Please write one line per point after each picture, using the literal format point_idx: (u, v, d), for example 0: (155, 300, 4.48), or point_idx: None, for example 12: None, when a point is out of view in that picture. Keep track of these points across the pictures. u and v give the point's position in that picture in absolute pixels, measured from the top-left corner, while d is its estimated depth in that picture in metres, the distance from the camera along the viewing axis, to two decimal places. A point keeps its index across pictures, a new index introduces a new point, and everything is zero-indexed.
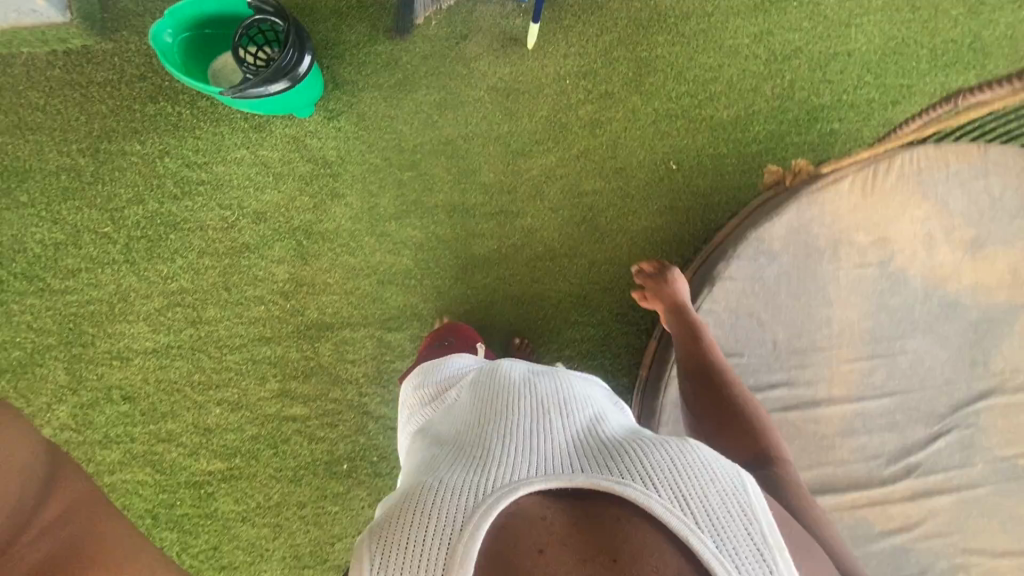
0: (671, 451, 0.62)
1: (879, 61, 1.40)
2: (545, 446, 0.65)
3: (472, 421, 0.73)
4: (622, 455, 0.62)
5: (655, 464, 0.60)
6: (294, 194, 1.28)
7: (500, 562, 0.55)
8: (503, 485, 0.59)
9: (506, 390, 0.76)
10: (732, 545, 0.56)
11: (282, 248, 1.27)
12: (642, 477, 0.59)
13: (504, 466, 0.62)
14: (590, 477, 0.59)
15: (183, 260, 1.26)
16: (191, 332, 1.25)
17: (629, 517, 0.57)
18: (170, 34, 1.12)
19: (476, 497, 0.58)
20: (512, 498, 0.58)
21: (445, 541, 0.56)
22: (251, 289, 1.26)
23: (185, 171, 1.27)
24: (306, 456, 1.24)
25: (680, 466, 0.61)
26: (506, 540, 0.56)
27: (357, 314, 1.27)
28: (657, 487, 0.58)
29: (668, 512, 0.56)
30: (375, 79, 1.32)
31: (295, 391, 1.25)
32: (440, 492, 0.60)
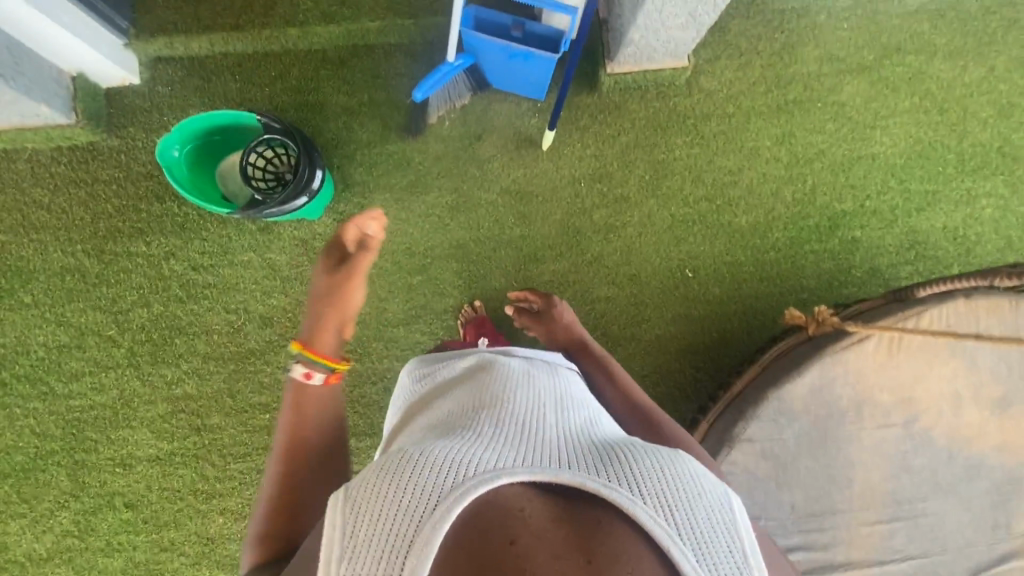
0: (662, 460, 0.58)
1: (905, 165, 1.36)
2: (533, 437, 0.60)
3: (462, 404, 0.68)
4: (613, 456, 0.58)
5: (644, 470, 0.56)
6: (301, 298, 1.26)
7: (471, 547, 0.50)
8: (482, 468, 0.54)
9: (503, 378, 0.72)
10: (714, 561, 0.51)
11: (288, 354, 1.25)
12: (630, 481, 0.54)
13: (490, 450, 0.57)
14: (577, 474, 0.55)
15: (187, 365, 1.24)
16: (195, 440, 1.23)
17: (613, 519, 0.52)
18: (177, 148, 1.09)
19: (454, 477, 0.53)
20: (493, 484, 0.53)
21: (417, 519, 0.51)
22: (256, 397, 1.24)
23: (190, 273, 1.25)
24: None
25: (670, 477, 0.56)
26: (478, 526, 0.51)
27: (363, 423, 1.25)
28: (643, 493, 0.53)
29: (650, 520, 0.52)
30: (386, 180, 1.29)
31: None
32: (418, 464, 0.55)
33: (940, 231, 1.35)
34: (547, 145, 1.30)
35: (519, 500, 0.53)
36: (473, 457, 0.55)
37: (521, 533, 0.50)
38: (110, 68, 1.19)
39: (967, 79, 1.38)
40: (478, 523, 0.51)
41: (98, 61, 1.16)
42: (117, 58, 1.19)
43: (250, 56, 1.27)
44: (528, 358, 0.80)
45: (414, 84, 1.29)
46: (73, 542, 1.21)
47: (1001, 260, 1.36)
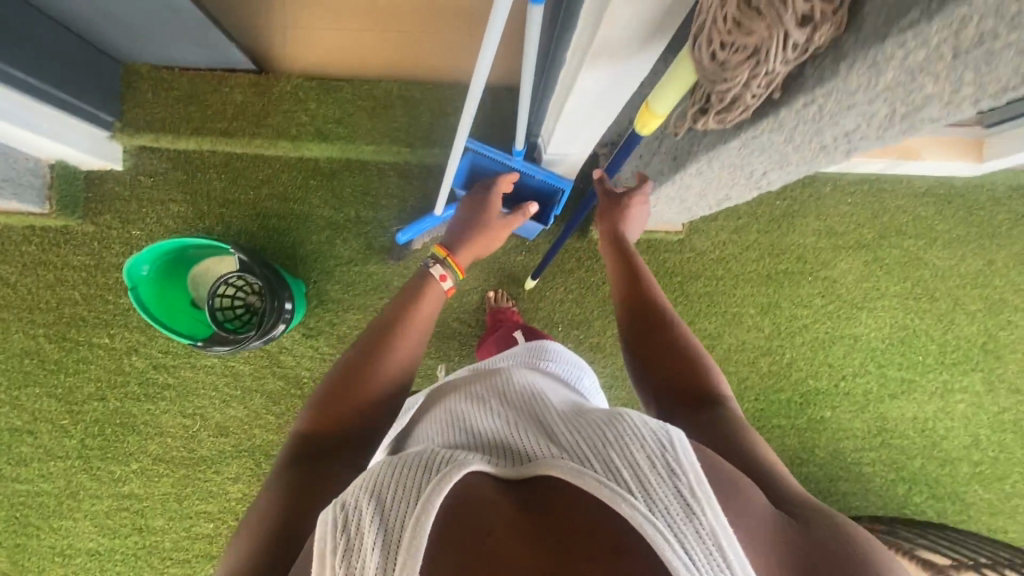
0: (605, 419, 0.55)
1: (885, 350, 1.34)
2: (501, 437, 0.58)
3: (430, 429, 0.67)
4: (573, 428, 0.55)
5: (589, 438, 0.53)
6: (260, 410, 1.24)
7: (438, 552, 0.46)
8: (448, 464, 0.52)
9: (466, 393, 0.70)
10: (668, 505, 0.47)
11: (239, 465, 1.24)
12: (579, 453, 0.51)
13: (441, 454, 0.54)
14: (526, 467, 0.52)
15: (138, 464, 1.23)
16: (136, 540, 1.22)
17: (564, 499, 0.49)
18: (147, 266, 1.06)
19: (405, 484, 0.51)
20: (452, 475, 0.51)
21: (392, 525, 0.48)
22: (202, 506, 1.23)
23: (151, 372, 1.23)
24: None
25: (612, 430, 0.53)
26: (440, 528, 0.47)
27: None
28: (598, 460, 0.50)
29: (598, 484, 0.48)
30: (362, 300, 1.26)
31: None
32: (368, 484, 0.52)
33: (909, 421, 1.35)
34: (529, 288, 1.28)
35: (483, 500, 0.50)
36: (440, 458, 0.53)
37: (491, 532, 0.47)
38: (89, 158, 1.15)
39: (963, 269, 1.35)
40: (446, 524, 0.48)
41: (76, 154, 1.13)
42: (96, 149, 1.15)
43: (238, 157, 1.23)
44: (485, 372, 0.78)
45: (402, 205, 1.25)
46: None
47: (965, 457, 1.35)
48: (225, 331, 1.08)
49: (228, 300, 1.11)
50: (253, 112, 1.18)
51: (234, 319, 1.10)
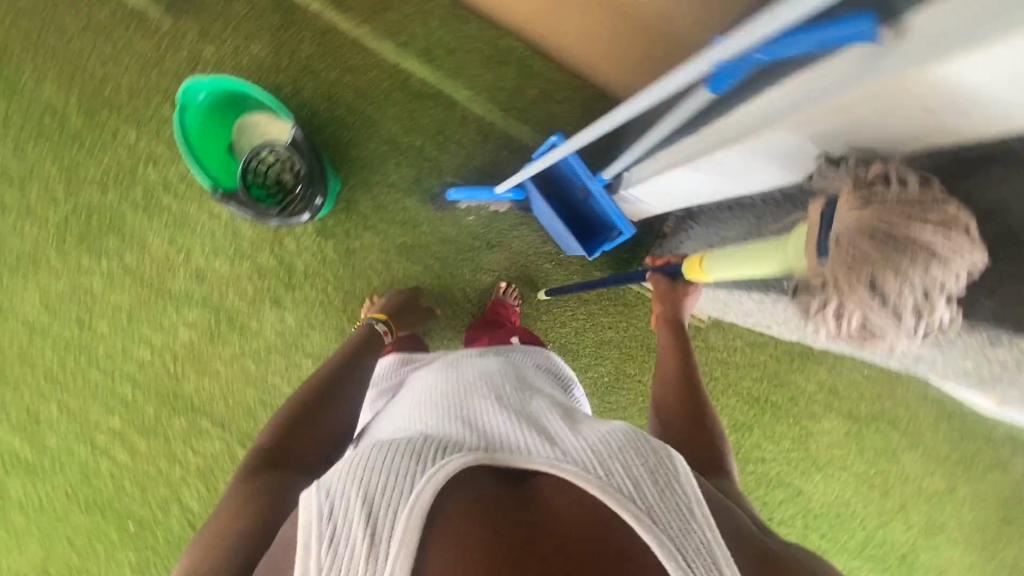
0: (603, 429, 0.55)
1: (818, 514, 1.37)
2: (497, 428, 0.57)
3: (426, 398, 0.66)
4: (576, 432, 0.55)
5: (587, 443, 0.53)
6: (241, 276, 1.22)
7: (436, 537, 0.46)
8: (441, 457, 0.50)
9: (464, 371, 0.70)
10: (662, 516, 0.48)
11: (199, 315, 1.23)
12: (577, 457, 0.51)
13: (437, 441, 0.53)
14: (525, 462, 0.52)
15: (107, 266, 1.21)
16: (73, 333, 1.22)
17: (562, 500, 0.49)
18: (205, 94, 1.05)
19: (403, 467, 0.49)
20: (450, 465, 0.50)
21: (383, 516, 0.46)
22: (148, 334, 1.22)
23: (160, 189, 1.20)
24: (103, 495, 1.25)
25: (612, 440, 0.53)
26: (436, 517, 0.47)
27: (223, 414, 1.24)
28: (603, 470, 0.50)
29: (598, 492, 0.49)
30: (385, 226, 1.23)
31: (129, 438, 1.24)
32: (364, 463, 0.51)
33: None
34: (540, 299, 1.26)
35: (478, 496, 0.49)
36: (432, 449, 0.52)
37: (496, 530, 0.47)
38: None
39: (925, 482, 1.37)
40: (445, 517, 0.47)
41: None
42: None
43: (337, 33, 1.17)
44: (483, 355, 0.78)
45: (467, 159, 1.21)
46: None
47: None
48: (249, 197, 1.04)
49: (265, 166, 1.08)
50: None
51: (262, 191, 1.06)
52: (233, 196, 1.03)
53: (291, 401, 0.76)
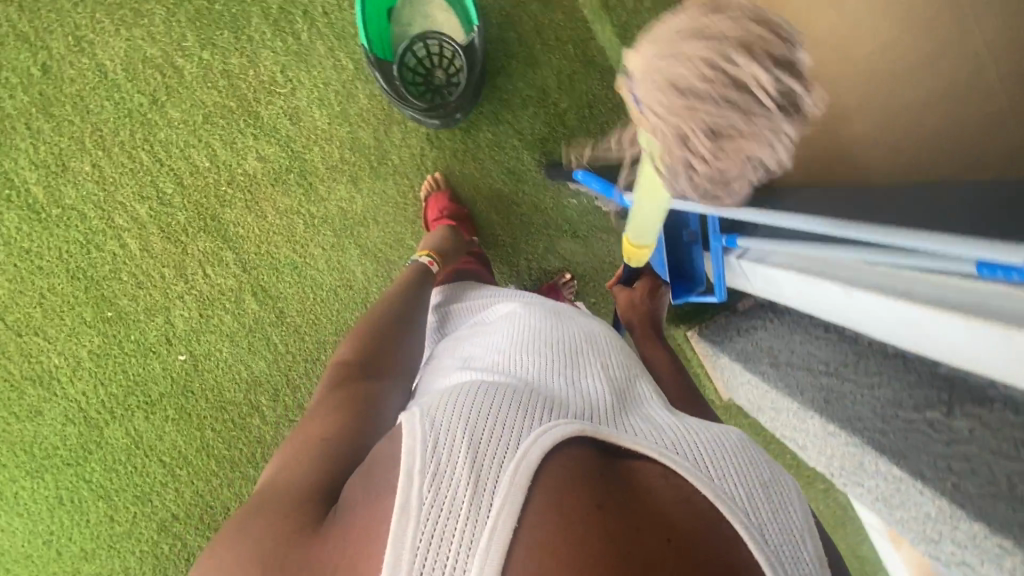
0: (700, 432, 0.59)
1: None
2: (595, 407, 0.60)
3: (521, 356, 0.68)
4: (676, 431, 0.58)
5: (690, 443, 0.56)
6: (333, 139, 1.15)
7: (554, 492, 0.48)
8: (552, 421, 0.53)
9: (556, 340, 0.72)
10: (762, 526, 0.52)
11: (274, 152, 1.15)
12: (682, 454, 0.55)
13: (547, 405, 0.56)
14: (632, 445, 0.55)
15: (207, 57, 1.11)
16: (140, 104, 1.12)
17: (668, 487, 0.52)
18: None
19: (520, 425, 0.52)
20: (565, 433, 0.52)
21: (493, 466, 0.49)
22: (215, 145, 1.14)
23: (297, 10, 1.10)
24: (95, 273, 1.19)
25: (713, 445, 0.57)
26: (550, 476, 0.49)
27: (250, 257, 1.19)
28: (707, 471, 0.54)
29: (704, 491, 0.52)
30: (490, 166, 1.19)
31: (146, 232, 1.17)
32: (480, 410, 0.53)
33: None
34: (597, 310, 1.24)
35: (586, 464, 0.51)
36: (539, 411, 0.54)
37: (609, 500, 0.49)
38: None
39: None
40: (561, 481, 0.49)
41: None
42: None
43: None
44: (568, 322, 0.80)
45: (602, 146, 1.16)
46: None
47: None
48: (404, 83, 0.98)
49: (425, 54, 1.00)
50: None
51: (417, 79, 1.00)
52: (388, 74, 0.96)
53: (350, 337, 0.85)
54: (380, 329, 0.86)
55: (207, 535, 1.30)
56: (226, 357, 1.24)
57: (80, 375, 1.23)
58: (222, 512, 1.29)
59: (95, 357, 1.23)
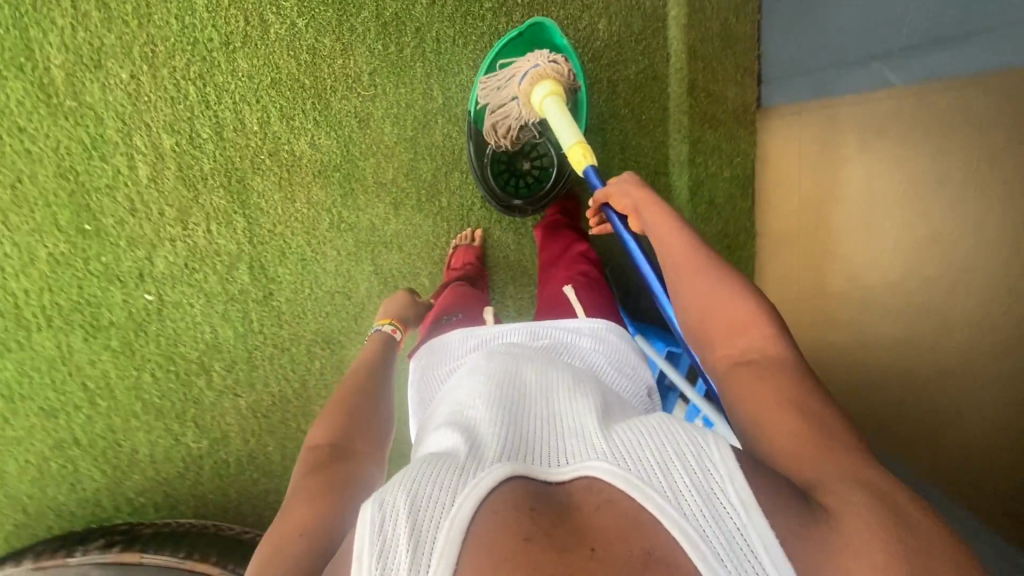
0: (630, 429, 0.52)
1: None
2: (537, 435, 0.55)
3: (474, 393, 0.63)
4: (611, 435, 0.52)
5: (621, 444, 0.50)
6: (392, 158, 1.12)
7: (488, 541, 0.43)
8: (480, 469, 0.48)
9: (506, 365, 0.67)
10: (704, 523, 0.44)
11: (327, 145, 1.10)
12: (612, 458, 0.48)
13: (480, 450, 0.51)
14: (563, 472, 0.49)
15: (300, 25, 1.05)
16: (211, 39, 1.04)
17: (597, 501, 0.46)
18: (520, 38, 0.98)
19: (448, 477, 0.47)
20: (492, 476, 0.47)
21: (419, 531, 0.43)
22: (270, 112, 1.07)
23: (411, 24, 1.06)
24: (88, 181, 1.09)
25: (643, 438, 0.50)
26: (482, 526, 0.44)
27: (260, 231, 1.14)
28: (638, 469, 0.47)
29: (634, 493, 0.45)
30: (527, 244, 1.21)
31: (161, 163, 1.09)
32: (410, 474, 0.48)
33: None
34: None
35: (515, 499, 0.46)
36: (466, 465, 0.49)
37: (531, 530, 0.43)
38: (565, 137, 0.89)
39: None
40: (488, 530, 0.43)
41: (524, 63, 0.94)
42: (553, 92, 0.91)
43: (660, 85, 1.11)
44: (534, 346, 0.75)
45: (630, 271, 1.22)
46: None
47: None
48: (494, 167, 1.03)
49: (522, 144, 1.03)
50: (710, 103, 1.10)
51: (509, 164, 1.04)
52: (480, 157, 1.01)
53: (320, 419, 0.72)
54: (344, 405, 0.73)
55: (103, 470, 1.24)
56: (193, 315, 1.18)
57: (27, 273, 1.13)
58: (130, 454, 1.24)
59: (53, 262, 1.12)
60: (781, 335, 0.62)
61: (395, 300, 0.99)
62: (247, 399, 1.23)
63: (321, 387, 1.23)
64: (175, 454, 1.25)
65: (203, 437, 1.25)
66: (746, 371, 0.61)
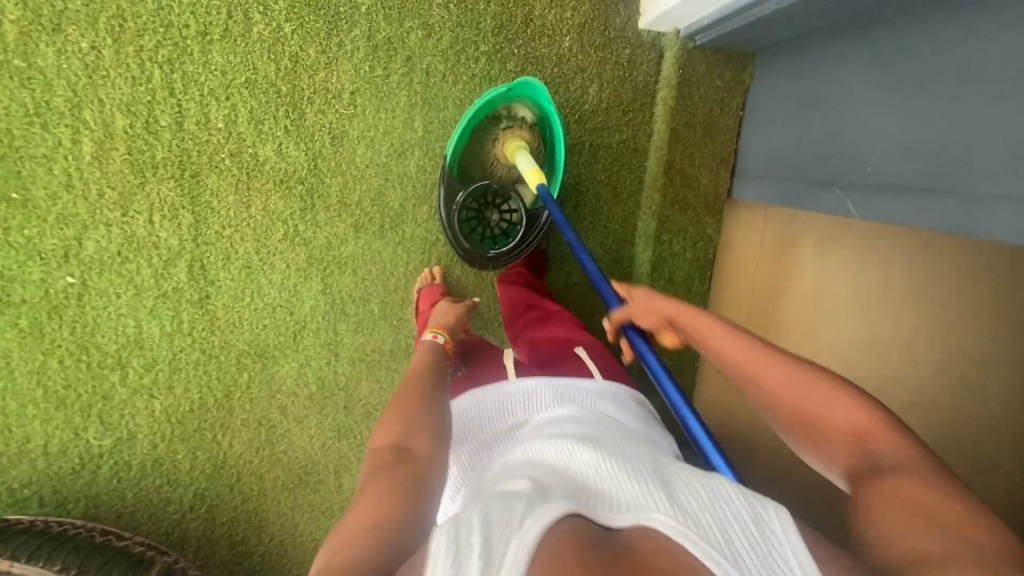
0: (690, 484, 0.51)
1: None
2: (593, 479, 0.52)
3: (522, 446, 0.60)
4: (672, 487, 0.51)
5: (684, 499, 0.49)
6: (360, 180, 1.08)
7: None
8: (537, 508, 0.46)
9: (552, 420, 0.65)
10: None
11: (294, 156, 1.05)
12: (676, 509, 0.47)
13: (535, 492, 0.49)
14: (622, 519, 0.47)
15: (286, 31, 1.00)
16: (188, 27, 0.98)
17: (659, 554, 0.44)
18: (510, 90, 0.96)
19: (507, 518, 0.45)
20: (552, 516, 0.45)
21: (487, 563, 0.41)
22: (239, 111, 1.02)
23: (402, 52, 1.03)
24: (25, 148, 1.00)
25: (704, 497, 0.49)
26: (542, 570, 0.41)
27: (206, 231, 1.07)
28: (701, 526, 0.46)
29: (698, 553, 0.44)
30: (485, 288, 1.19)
31: (109, 144, 1.01)
32: (465, 517, 0.46)
33: None
34: None
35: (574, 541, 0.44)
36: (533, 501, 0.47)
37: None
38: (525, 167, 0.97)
39: None
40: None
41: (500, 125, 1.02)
42: (512, 140, 1.01)
43: (639, 159, 1.12)
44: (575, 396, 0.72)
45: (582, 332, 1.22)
46: None
47: None
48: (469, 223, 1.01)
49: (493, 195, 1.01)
50: (683, 187, 1.11)
51: (484, 220, 1.02)
52: (455, 214, 1.00)
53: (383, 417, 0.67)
54: (405, 403, 0.69)
55: None
56: (116, 305, 1.10)
57: None
58: (21, 441, 1.15)
59: None
60: (886, 428, 0.56)
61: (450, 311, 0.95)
62: (163, 401, 1.16)
63: (246, 398, 1.18)
64: (72, 448, 1.16)
65: (107, 434, 1.17)
66: (863, 474, 0.55)
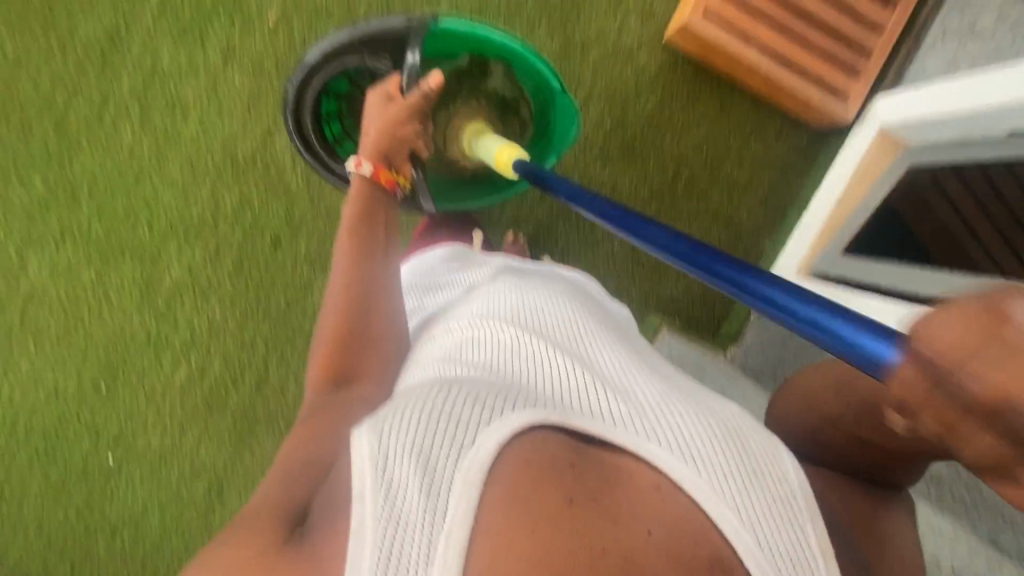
0: (637, 382, 0.61)
1: None
2: (543, 383, 0.59)
3: (468, 352, 0.65)
4: (637, 383, 0.61)
5: (639, 400, 0.58)
6: None
7: (514, 512, 0.47)
8: (487, 421, 0.51)
9: (501, 317, 0.70)
10: (717, 475, 0.52)
11: None
12: (636, 420, 0.55)
13: (472, 402, 0.53)
14: (566, 417, 0.53)
15: None
16: (299, 327, 1.21)
17: (615, 454, 0.53)
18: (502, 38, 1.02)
19: (453, 449, 0.50)
20: (495, 435, 0.50)
21: (421, 499, 0.47)
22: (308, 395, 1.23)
23: None
24: (131, 360, 1.21)
25: (654, 403, 0.58)
26: (517, 489, 0.48)
27: (239, 465, 1.25)
28: (670, 443, 0.53)
29: (649, 450, 0.53)
30: None
31: (198, 379, 1.23)
32: (400, 453, 0.50)
33: None
34: None
35: (535, 454, 0.51)
36: (470, 418, 0.52)
37: (534, 499, 0.48)
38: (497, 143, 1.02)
39: None
40: (501, 520, 0.47)
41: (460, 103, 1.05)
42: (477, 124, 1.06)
43: None
44: (521, 285, 0.78)
45: None
46: (262, 175, 1.15)
47: None
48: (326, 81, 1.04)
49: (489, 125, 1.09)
50: None
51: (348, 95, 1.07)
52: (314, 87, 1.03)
53: (320, 347, 0.79)
54: (326, 317, 0.81)
55: None
56: (137, 492, 1.26)
57: (25, 393, 1.21)
58: None
59: (51, 395, 1.21)
60: None
61: (382, 121, 0.95)
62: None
63: None
64: None
65: None
66: None
